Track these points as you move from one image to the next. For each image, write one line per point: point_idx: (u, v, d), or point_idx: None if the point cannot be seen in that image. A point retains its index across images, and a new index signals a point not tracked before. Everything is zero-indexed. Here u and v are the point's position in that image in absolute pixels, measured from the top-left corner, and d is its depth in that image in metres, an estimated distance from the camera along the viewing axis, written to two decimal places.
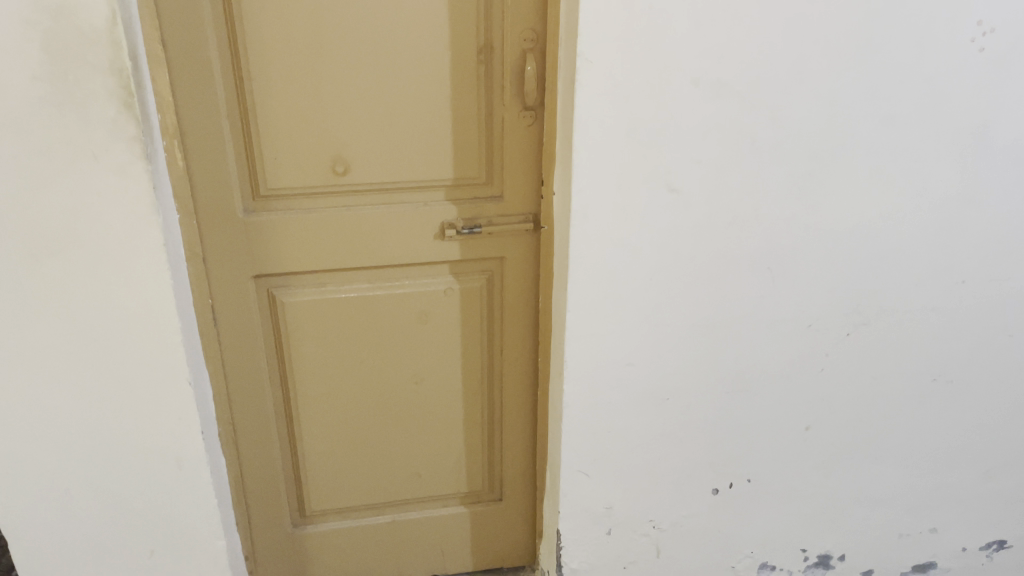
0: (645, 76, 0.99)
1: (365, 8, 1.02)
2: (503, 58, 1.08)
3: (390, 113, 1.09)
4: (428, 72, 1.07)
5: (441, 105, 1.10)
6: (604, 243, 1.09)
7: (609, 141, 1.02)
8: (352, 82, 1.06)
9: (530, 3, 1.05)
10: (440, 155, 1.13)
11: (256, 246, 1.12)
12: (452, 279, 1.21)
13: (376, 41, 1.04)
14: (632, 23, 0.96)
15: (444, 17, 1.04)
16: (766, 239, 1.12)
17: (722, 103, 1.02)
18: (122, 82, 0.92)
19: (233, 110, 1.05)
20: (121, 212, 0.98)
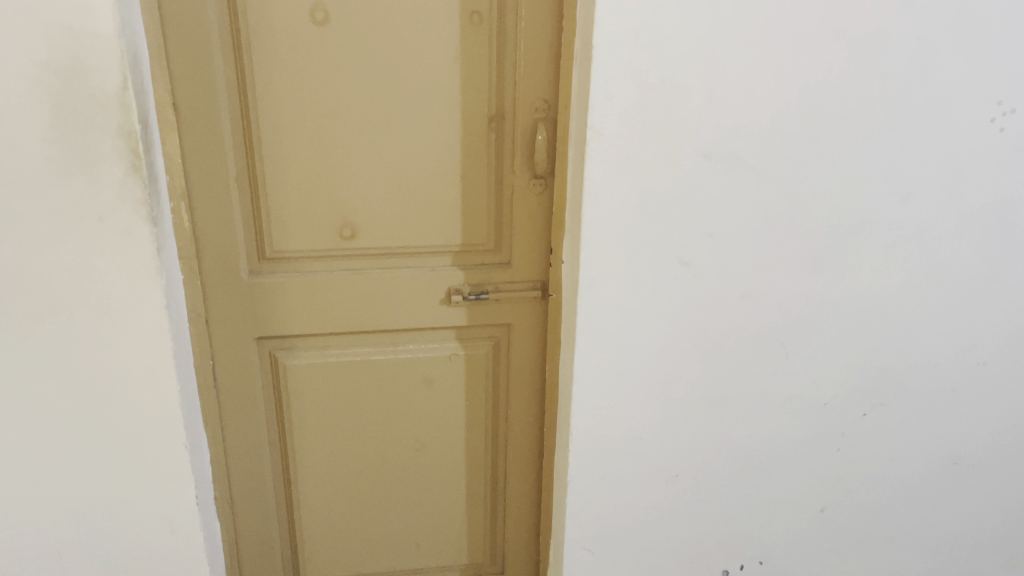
0: (656, 149, 0.98)
1: (378, 76, 1.02)
2: (515, 127, 1.07)
3: (399, 179, 1.08)
4: (439, 140, 1.07)
5: (451, 172, 1.09)
6: (613, 314, 1.07)
7: (619, 212, 1.01)
8: (361, 148, 1.06)
9: (542, 73, 1.04)
10: (448, 221, 1.11)
11: (261, 307, 1.11)
12: (458, 345, 1.19)
13: (388, 108, 1.04)
14: (645, 96, 0.95)
15: (456, 86, 1.04)
16: (780, 314, 1.09)
17: (736, 176, 1.00)
18: (131, 144, 0.92)
19: (242, 172, 1.05)
20: (124, 272, 0.97)
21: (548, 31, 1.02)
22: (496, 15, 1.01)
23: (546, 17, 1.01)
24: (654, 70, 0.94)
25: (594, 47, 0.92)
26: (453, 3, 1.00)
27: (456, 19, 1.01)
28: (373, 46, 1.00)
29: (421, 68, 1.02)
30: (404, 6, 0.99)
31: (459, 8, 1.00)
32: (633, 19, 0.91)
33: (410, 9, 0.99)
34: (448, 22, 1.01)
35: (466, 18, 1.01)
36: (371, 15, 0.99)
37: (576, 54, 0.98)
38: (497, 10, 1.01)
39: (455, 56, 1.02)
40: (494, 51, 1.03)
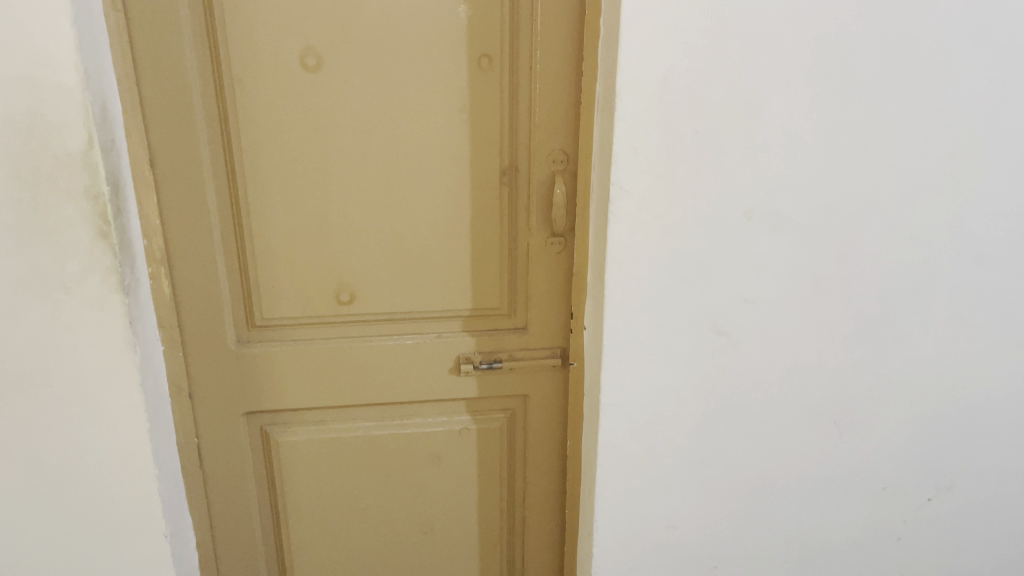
0: (688, 207, 0.86)
1: (376, 126, 0.92)
2: (530, 181, 0.96)
3: (402, 239, 0.98)
4: (446, 195, 0.96)
5: (460, 230, 0.98)
6: (641, 391, 0.94)
7: (647, 278, 0.89)
8: (360, 205, 0.95)
9: (560, 122, 0.94)
10: (457, 284, 1.00)
11: (250, 379, 1.01)
12: (469, 419, 1.07)
13: (388, 162, 0.94)
14: (676, 149, 0.84)
15: (464, 136, 0.93)
16: (832, 389, 0.96)
17: (780, 237, 0.88)
18: (98, 208, 0.81)
19: (228, 233, 0.95)
20: (93, 348, 0.87)
21: (567, 75, 0.92)
22: (508, 58, 0.90)
23: (564, 60, 0.91)
24: (686, 119, 0.82)
25: (617, 95, 0.80)
26: (460, 46, 0.89)
27: (463, 63, 0.90)
28: (371, 93, 0.90)
29: (424, 118, 0.92)
30: (405, 49, 0.89)
31: (466, 51, 0.90)
32: (662, 64, 0.80)
33: (411, 53, 0.89)
34: (455, 66, 0.90)
35: (475, 62, 0.90)
36: (368, 61, 0.89)
37: (598, 101, 0.87)
38: (510, 53, 0.90)
39: (461, 104, 0.92)
40: (506, 98, 0.92)
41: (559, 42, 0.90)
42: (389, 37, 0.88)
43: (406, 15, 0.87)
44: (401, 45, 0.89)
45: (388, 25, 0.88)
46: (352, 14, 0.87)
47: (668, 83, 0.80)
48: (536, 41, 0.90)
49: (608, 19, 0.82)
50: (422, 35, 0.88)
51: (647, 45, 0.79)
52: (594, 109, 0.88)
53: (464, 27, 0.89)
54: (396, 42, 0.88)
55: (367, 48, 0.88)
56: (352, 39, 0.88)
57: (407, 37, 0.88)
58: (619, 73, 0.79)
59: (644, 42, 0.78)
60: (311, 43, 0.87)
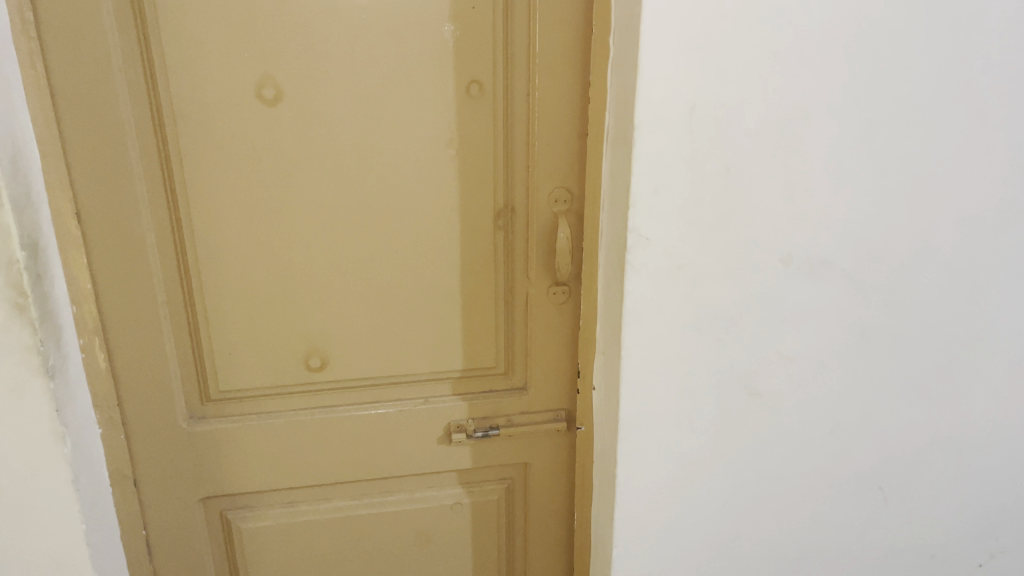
0: (718, 255, 0.74)
1: (347, 166, 0.78)
2: (529, 222, 0.83)
3: (381, 294, 0.84)
4: (432, 242, 0.82)
5: (448, 281, 0.84)
6: (665, 463, 0.82)
7: (671, 336, 0.77)
8: (332, 256, 0.81)
9: (563, 155, 0.81)
10: (446, 342, 0.87)
11: (206, 460, 0.86)
12: (461, 491, 0.94)
13: (363, 206, 0.80)
14: (706, 188, 0.71)
15: (452, 173, 0.80)
16: (878, 452, 0.85)
17: (821, 285, 0.77)
18: (13, 276, 0.63)
19: (174, 294, 0.80)
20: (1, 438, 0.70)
21: (570, 102, 0.79)
22: (503, 83, 0.78)
23: (567, 86, 0.78)
24: (717, 154, 0.70)
25: (635, 127, 0.68)
26: (445, 70, 0.76)
27: (450, 90, 0.77)
28: (341, 127, 0.76)
29: (405, 155, 0.78)
30: (381, 75, 0.75)
31: (453, 77, 0.76)
32: (689, 90, 0.67)
33: (388, 80, 0.75)
34: (440, 93, 0.77)
35: (463, 88, 0.77)
36: (337, 90, 0.75)
37: (608, 133, 0.74)
38: (505, 78, 0.77)
39: (448, 137, 0.79)
40: (501, 129, 0.79)
41: (560, 64, 0.77)
42: (362, 62, 0.74)
43: (381, 35, 0.74)
44: (376, 70, 0.75)
45: (360, 48, 0.74)
46: (317, 35, 0.73)
47: (697, 113, 0.68)
48: (534, 63, 0.77)
49: (622, 39, 0.69)
50: (400, 58, 0.75)
51: (672, 69, 0.66)
52: (606, 142, 0.75)
53: (450, 48, 0.75)
54: (369, 67, 0.75)
55: (335, 75, 0.74)
56: (318, 65, 0.74)
57: (382, 60, 0.75)
58: (638, 102, 0.67)
59: (668, 65, 0.66)
60: (268, 71, 0.73)
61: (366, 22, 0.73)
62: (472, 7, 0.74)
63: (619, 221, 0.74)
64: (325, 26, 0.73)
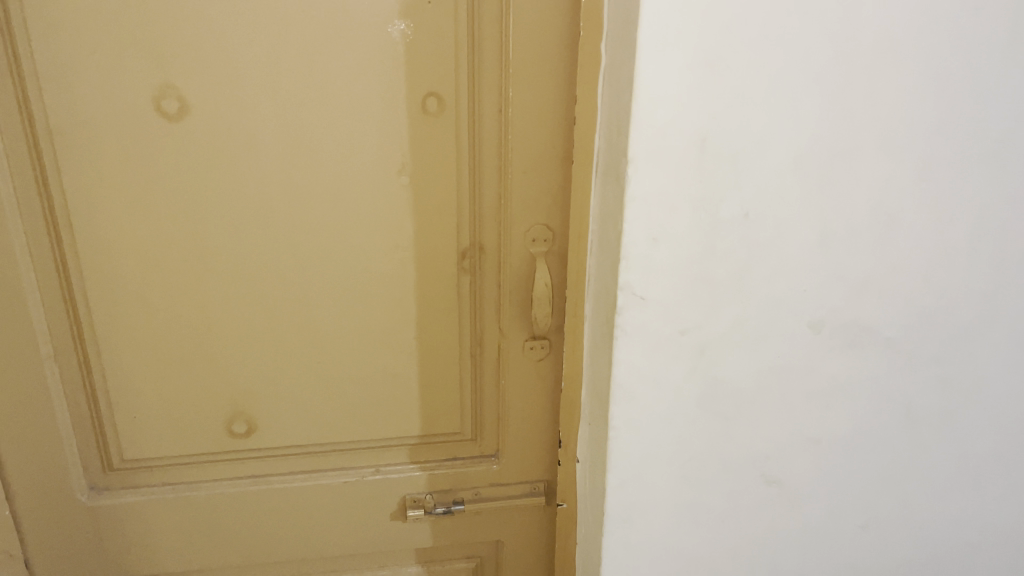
0: (732, 318, 0.59)
1: (271, 197, 0.63)
2: (502, 264, 0.68)
3: (320, 346, 0.69)
4: (383, 286, 0.68)
5: (402, 331, 0.70)
6: (660, 560, 0.67)
7: (671, 413, 0.62)
8: (260, 302, 0.67)
9: (544, 185, 0.66)
10: (400, 403, 0.72)
11: (111, 539, 0.72)
12: (421, 568, 0.80)
13: (295, 242, 0.65)
14: (718, 237, 0.56)
15: (407, 205, 0.65)
16: (919, 549, 0.71)
17: (858, 353, 0.62)
18: None
19: (65, 346, 0.66)
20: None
21: (552, 121, 0.64)
22: (470, 96, 0.62)
23: (548, 101, 0.63)
24: (734, 196, 0.55)
25: (627, 160, 0.53)
26: (395, 80, 0.61)
27: (403, 105, 0.62)
28: (264, 148, 0.62)
29: (344, 184, 0.64)
30: (312, 86, 0.60)
31: (406, 88, 0.61)
32: (699, 115, 0.52)
33: (321, 91, 0.60)
34: (389, 108, 0.62)
35: (420, 103, 0.62)
36: (256, 102, 0.60)
37: (597, 162, 0.59)
38: (472, 90, 0.62)
39: (399, 161, 0.64)
40: (466, 153, 0.64)
41: (541, 74, 0.62)
42: (288, 69, 0.59)
43: (311, 35, 0.59)
44: (306, 79, 0.60)
45: (285, 51, 0.59)
46: (229, 34, 0.58)
47: (709, 145, 0.53)
48: (507, 73, 0.62)
49: (616, 46, 0.54)
50: (336, 64, 0.60)
51: (679, 89, 0.51)
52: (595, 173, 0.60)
53: (401, 53, 0.60)
54: (297, 75, 0.60)
55: (254, 85, 0.59)
56: (232, 72, 0.59)
57: (314, 68, 0.60)
58: (632, 129, 0.52)
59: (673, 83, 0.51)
60: (168, 79, 0.58)
61: (291, 19, 0.58)
62: (429, 1, 0.59)
63: (606, 272, 0.60)
64: (238, 22, 0.57)
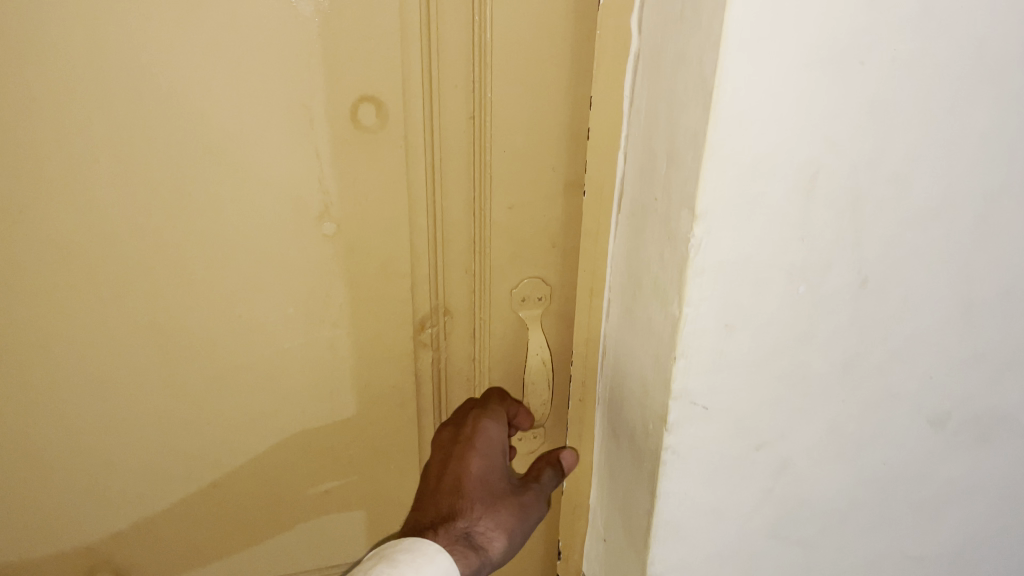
0: (831, 424, 0.41)
1: (126, 253, 0.42)
2: (477, 333, 0.49)
3: (219, 457, 0.49)
4: (308, 370, 0.48)
5: (339, 428, 0.50)
6: None
7: (737, 549, 0.44)
8: (119, 414, 0.46)
9: (535, 220, 0.46)
10: (342, 514, 0.53)
11: None
12: None
13: (166, 336, 0.44)
14: (820, 317, 0.37)
15: (333, 263, 0.45)
16: None
17: (985, 450, 0.45)
18: None
19: None
20: (459, 502, 0.47)
21: (551, 115, 0.43)
22: (428, 101, 0.41)
23: (547, 88, 0.42)
24: (848, 259, 0.36)
25: (693, 215, 0.34)
26: (303, 92, 0.40)
27: (320, 128, 0.41)
28: (107, 185, 0.40)
29: (238, 226, 0.42)
30: (180, 128, 0.39)
31: (320, 98, 0.40)
32: (808, 141, 0.33)
33: (192, 124, 0.39)
34: (294, 131, 0.41)
35: (350, 117, 0.41)
36: (94, 152, 0.39)
37: (632, 197, 0.40)
38: (427, 88, 0.41)
39: (320, 201, 0.43)
40: (427, 187, 0.44)
41: (541, 69, 0.42)
42: (141, 106, 0.38)
43: (178, 52, 0.37)
44: (168, 112, 0.39)
45: (131, 78, 0.37)
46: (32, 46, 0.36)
47: (819, 188, 0.34)
48: (483, 36, 0.40)
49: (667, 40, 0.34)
50: (213, 80, 0.38)
51: (783, 105, 0.32)
52: (619, 212, 0.42)
53: (314, 60, 0.39)
54: (158, 111, 0.38)
55: (87, 122, 0.38)
56: (32, 98, 0.37)
57: (177, 93, 0.38)
58: (704, 167, 0.32)
59: (775, 95, 0.31)
60: None
61: (142, 27, 0.36)
62: None
63: (641, 360, 0.41)
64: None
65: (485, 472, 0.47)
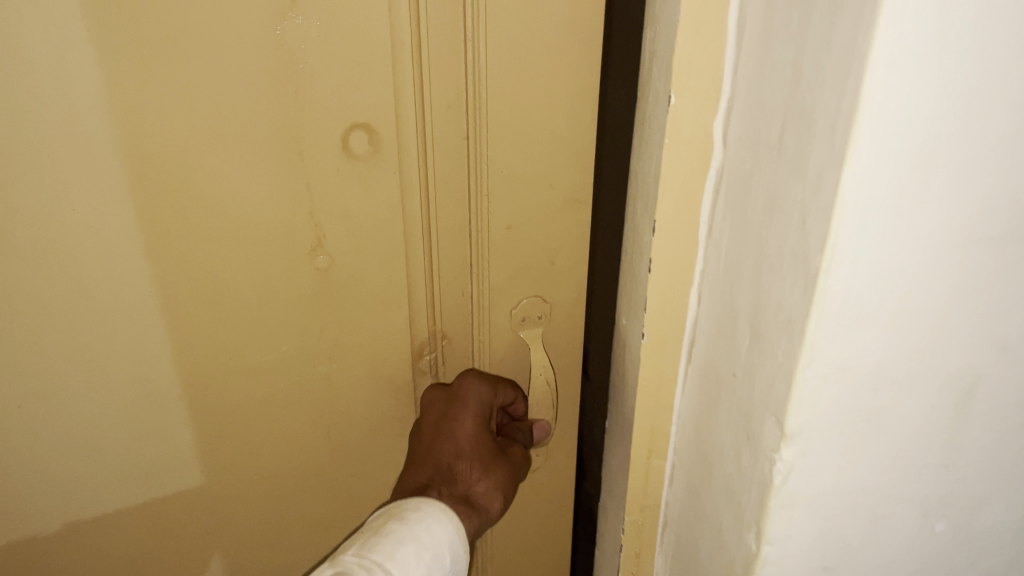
0: None
1: (82, 361, 0.32)
2: (474, 358, 0.39)
3: (203, 547, 0.40)
4: (277, 443, 0.38)
5: (327, 480, 0.40)
6: None
7: None
8: (65, 541, 0.37)
9: (543, 242, 0.37)
10: None
11: None
12: None
13: (125, 438, 0.35)
14: (955, 552, 0.27)
15: (324, 328, 0.35)
16: None
17: None
18: None
19: None
20: (454, 465, 0.38)
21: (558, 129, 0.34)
22: (426, 122, 0.32)
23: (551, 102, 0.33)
24: (1001, 484, 0.26)
25: (780, 437, 0.23)
26: (276, 129, 0.30)
27: (302, 164, 0.31)
28: (52, 285, 0.30)
29: (218, 305, 0.33)
30: (138, 193, 0.29)
31: (304, 124, 0.30)
32: (958, 343, 0.22)
33: (143, 196, 0.30)
34: (277, 181, 0.31)
35: (338, 145, 0.31)
36: (24, 247, 0.29)
37: (703, 352, 0.30)
38: (422, 99, 0.31)
39: (311, 235, 0.33)
40: (432, 221, 0.35)
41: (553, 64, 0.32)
42: (79, 180, 0.29)
43: (117, 118, 0.28)
44: (106, 181, 0.29)
45: (69, 153, 0.28)
46: None
47: (972, 404, 0.24)
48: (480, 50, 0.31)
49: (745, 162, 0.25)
50: (170, 136, 0.29)
51: (935, 299, 0.22)
52: (688, 363, 0.32)
53: (288, 95, 0.29)
54: (101, 178, 0.29)
55: (8, 217, 0.28)
56: None
57: (131, 160, 0.29)
58: (798, 376, 0.22)
59: (912, 288, 0.21)
60: None
61: (72, 95, 0.27)
62: None
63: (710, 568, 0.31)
64: None
65: (476, 423, 0.38)
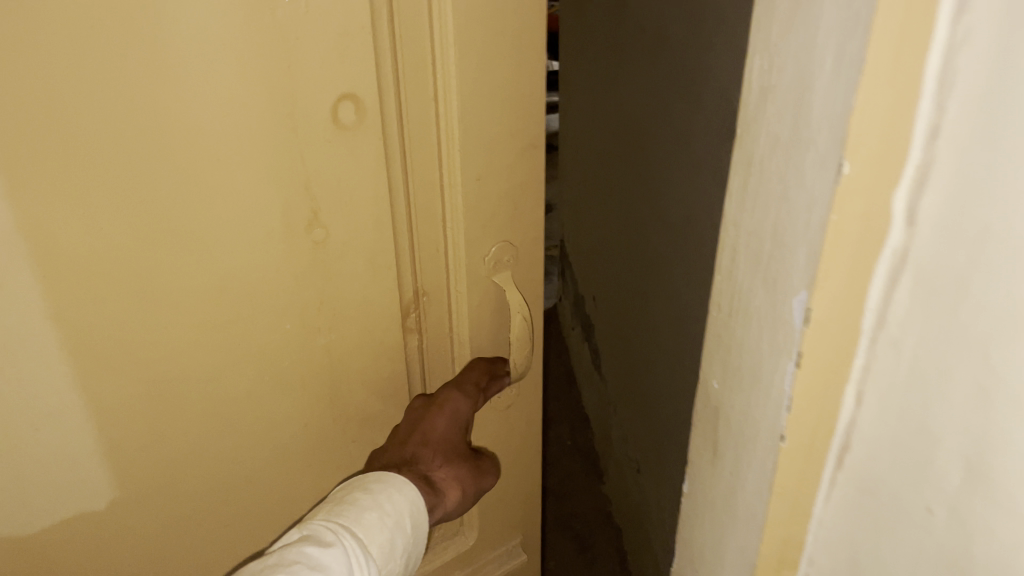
0: None
1: (125, 301, 0.37)
2: (446, 296, 0.48)
3: (228, 474, 0.46)
4: (287, 373, 0.44)
5: (331, 410, 0.48)
6: None
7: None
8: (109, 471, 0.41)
9: (500, 191, 0.45)
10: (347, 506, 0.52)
11: None
12: None
13: (166, 370, 0.40)
14: None
15: (322, 269, 0.42)
16: None
17: None
18: None
19: None
20: (421, 449, 0.48)
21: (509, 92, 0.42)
22: (398, 90, 0.39)
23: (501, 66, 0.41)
24: None
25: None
26: (282, 97, 0.35)
27: (299, 121, 0.36)
28: (107, 233, 0.34)
29: (234, 248, 0.38)
30: (157, 151, 0.34)
31: (299, 100, 0.36)
32: None
33: (174, 160, 0.34)
34: (281, 142, 0.37)
35: (327, 115, 0.37)
36: (81, 203, 0.33)
37: (888, 365, 0.28)
38: (395, 78, 0.39)
39: (307, 205, 0.39)
40: (404, 175, 0.42)
41: (497, 42, 0.40)
42: (127, 142, 0.33)
43: (157, 91, 0.32)
44: (150, 144, 0.33)
45: (116, 119, 0.32)
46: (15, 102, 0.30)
47: None
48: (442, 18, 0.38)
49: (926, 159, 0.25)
50: (200, 105, 0.34)
51: None
52: (861, 384, 0.30)
53: (293, 65, 0.35)
54: (139, 141, 0.33)
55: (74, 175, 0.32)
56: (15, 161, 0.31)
57: (165, 126, 0.33)
58: None
59: None
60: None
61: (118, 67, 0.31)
62: None
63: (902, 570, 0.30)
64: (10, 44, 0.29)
65: (448, 423, 0.49)
